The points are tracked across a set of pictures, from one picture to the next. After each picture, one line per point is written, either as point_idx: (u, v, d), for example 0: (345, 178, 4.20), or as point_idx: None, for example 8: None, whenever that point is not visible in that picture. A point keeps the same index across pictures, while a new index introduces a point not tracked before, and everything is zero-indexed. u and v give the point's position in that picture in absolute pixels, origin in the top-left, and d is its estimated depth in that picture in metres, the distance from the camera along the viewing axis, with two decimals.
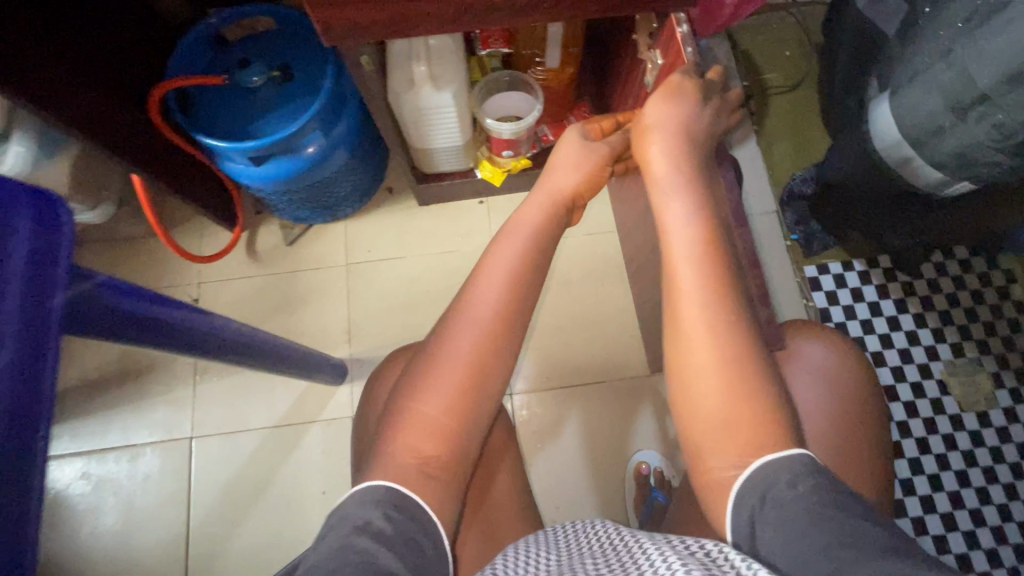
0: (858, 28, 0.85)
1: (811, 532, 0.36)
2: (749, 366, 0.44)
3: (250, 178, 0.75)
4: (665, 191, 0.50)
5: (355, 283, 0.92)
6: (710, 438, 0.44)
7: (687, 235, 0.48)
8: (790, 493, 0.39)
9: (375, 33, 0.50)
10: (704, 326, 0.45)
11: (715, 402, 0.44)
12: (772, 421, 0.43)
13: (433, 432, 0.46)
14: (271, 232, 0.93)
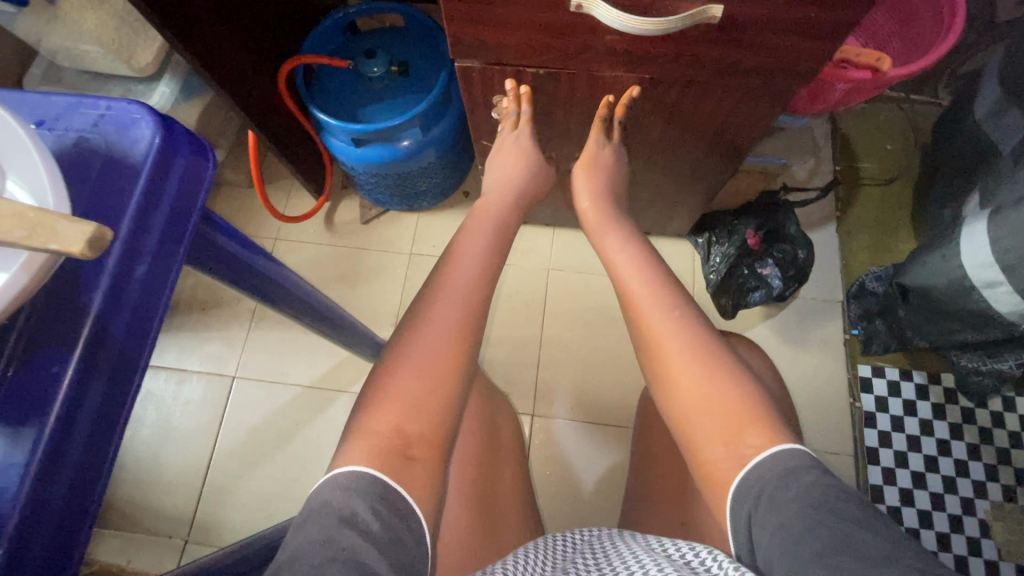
0: (973, 139, 0.83)
1: (801, 536, 0.34)
2: (713, 354, 0.47)
3: (348, 156, 0.81)
4: (601, 231, 0.62)
5: (414, 272, 0.96)
6: (698, 433, 0.45)
7: (624, 256, 0.57)
8: (782, 491, 0.37)
9: (498, 53, 0.55)
10: (658, 316, 0.50)
11: (699, 392, 0.46)
12: (750, 403, 0.44)
13: (422, 360, 0.45)
14: (350, 208, 1.00)
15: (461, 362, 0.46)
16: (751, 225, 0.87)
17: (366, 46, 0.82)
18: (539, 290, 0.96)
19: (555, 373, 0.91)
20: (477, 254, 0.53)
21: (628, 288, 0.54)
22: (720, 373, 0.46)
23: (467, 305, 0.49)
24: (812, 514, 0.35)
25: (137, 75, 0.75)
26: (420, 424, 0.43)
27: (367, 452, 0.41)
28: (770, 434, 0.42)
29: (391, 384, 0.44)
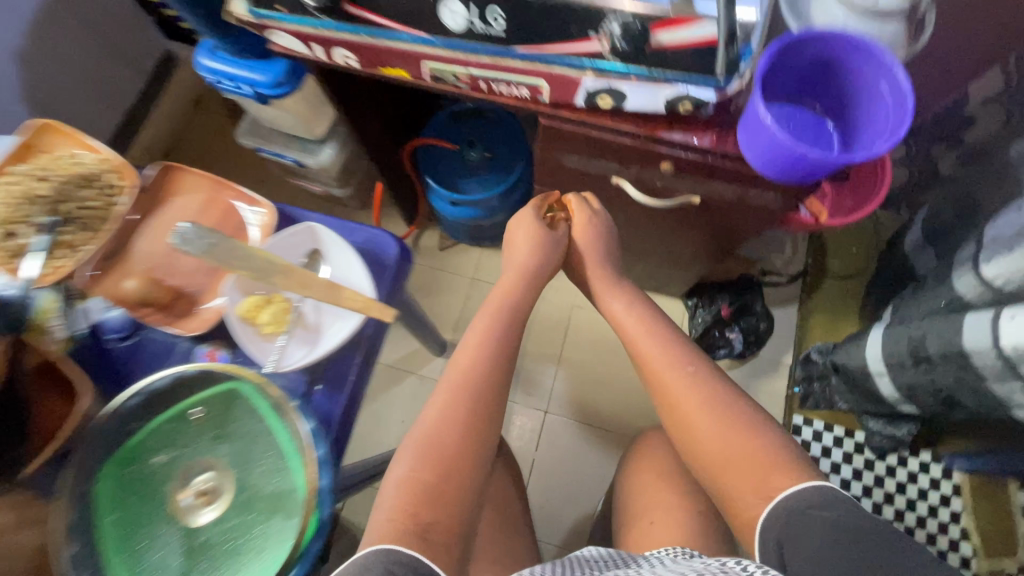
0: (901, 262, 1.11)
1: (832, 550, 0.50)
2: (730, 407, 0.65)
3: (443, 210, 1.13)
4: (609, 296, 0.80)
5: (473, 292, 1.29)
6: (726, 481, 0.62)
7: (633, 317, 0.77)
8: (807, 519, 0.54)
9: (561, 187, 0.85)
10: (677, 377, 0.69)
11: (723, 445, 0.63)
12: (766, 449, 0.61)
13: (469, 404, 0.67)
14: (432, 237, 1.32)
15: (460, 454, 0.64)
16: (728, 299, 1.18)
17: (466, 133, 1.14)
18: (564, 320, 1.27)
19: (566, 384, 1.23)
20: (462, 368, 0.70)
21: (648, 343, 0.73)
22: (738, 429, 0.63)
23: (453, 407, 0.67)
24: (835, 535, 0.51)
25: (314, 138, 1.08)
26: (435, 511, 0.60)
27: (385, 533, 0.57)
28: (789, 475, 0.58)
29: (407, 475, 0.62)
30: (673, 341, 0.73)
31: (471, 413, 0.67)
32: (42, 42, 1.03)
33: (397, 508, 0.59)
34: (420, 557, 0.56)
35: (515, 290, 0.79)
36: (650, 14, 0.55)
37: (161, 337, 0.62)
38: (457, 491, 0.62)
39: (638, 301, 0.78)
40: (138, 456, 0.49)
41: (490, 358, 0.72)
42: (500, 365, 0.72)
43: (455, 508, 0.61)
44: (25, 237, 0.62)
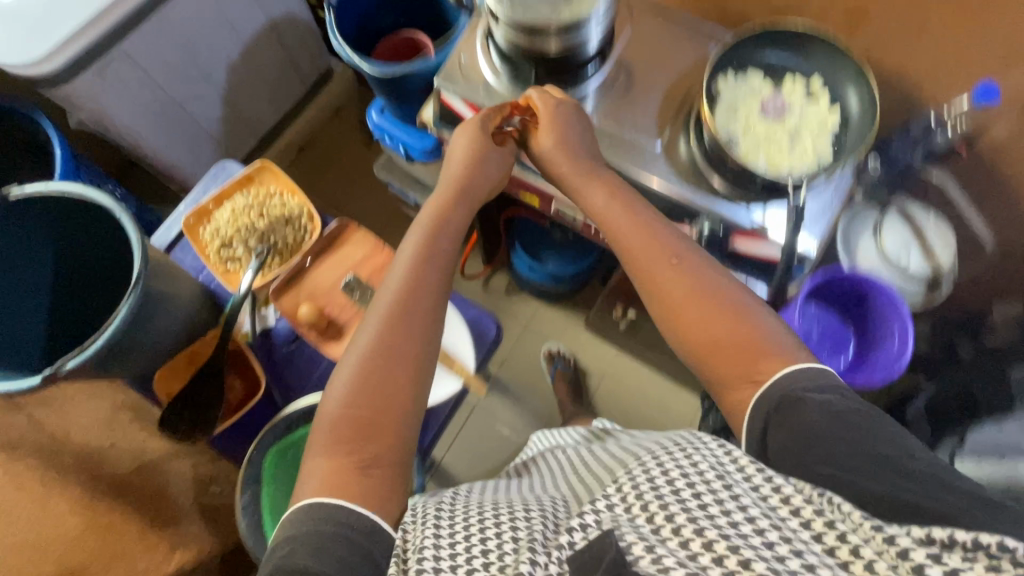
0: None
1: (828, 428, 0.49)
2: (714, 295, 0.61)
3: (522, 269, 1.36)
4: (582, 188, 0.71)
5: (524, 336, 1.48)
6: (708, 363, 0.59)
7: (615, 198, 0.69)
8: (802, 402, 0.51)
9: None
10: (668, 275, 0.63)
11: (713, 330, 0.59)
12: (755, 332, 0.58)
13: (415, 306, 0.63)
14: (503, 279, 1.52)
15: (395, 379, 0.60)
16: None
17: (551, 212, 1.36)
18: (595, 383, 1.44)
19: None
20: (393, 290, 0.64)
21: (630, 235, 0.67)
22: (717, 313, 0.60)
23: (383, 340, 0.61)
24: (839, 429, 0.49)
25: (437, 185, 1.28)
26: (376, 442, 0.57)
27: (330, 477, 0.54)
28: (781, 357, 0.56)
29: (340, 410, 0.58)
30: (655, 228, 0.66)
31: (408, 333, 0.62)
32: (248, 57, 1.26)
33: (332, 441, 0.56)
34: (347, 504, 0.52)
35: (451, 218, 0.71)
36: (736, 225, 0.73)
37: (313, 349, 0.84)
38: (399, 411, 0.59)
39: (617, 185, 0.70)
40: (295, 446, 0.71)
41: (431, 275, 0.66)
42: (443, 278, 0.67)
43: (402, 427, 0.59)
44: (242, 256, 0.85)
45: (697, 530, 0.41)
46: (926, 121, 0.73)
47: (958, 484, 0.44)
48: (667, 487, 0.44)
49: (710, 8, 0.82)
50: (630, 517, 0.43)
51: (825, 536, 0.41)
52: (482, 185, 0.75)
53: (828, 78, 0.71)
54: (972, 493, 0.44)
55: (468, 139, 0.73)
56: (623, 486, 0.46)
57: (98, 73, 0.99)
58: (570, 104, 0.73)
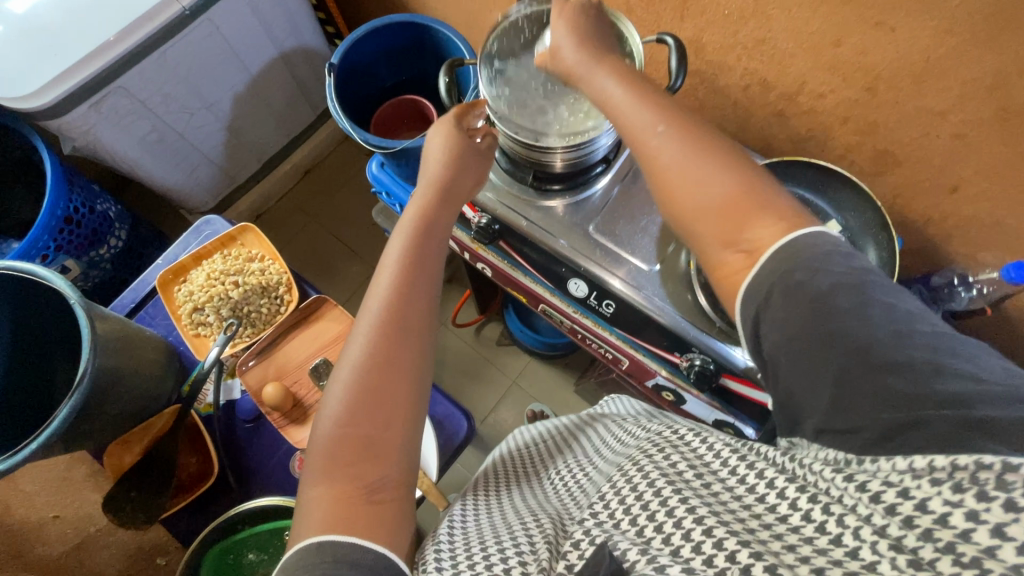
0: None
1: (857, 324, 0.35)
2: (699, 149, 0.46)
3: (514, 329, 1.38)
4: (586, 69, 0.54)
5: (510, 393, 1.42)
6: (698, 231, 0.45)
7: (618, 87, 0.52)
8: (830, 260, 0.38)
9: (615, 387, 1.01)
10: (660, 145, 0.47)
11: (700, 183, 0.45)
12: (750, 189, 0.43)
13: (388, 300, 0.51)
14: (496, 329, 1.48)
15: (391, 369, 0.48)
16: None
17: None
18: None
19: None
20: (386, 291, 0.51)
21: (622, 114, 0.50)
22: (712, 168, 0.45)
23: (388, 340, 0.49)
24: (864, 342, 0.35)
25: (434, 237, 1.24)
26: (381, 465, 0.44)
27: (327, 514, 0.41)
28: (783, 218, 0.41)
29: (337, 427, 0.45)
30: (664, 99, 0.50)
31: (415, 331, 0.50)
32: (255, 86, 1.24)
33: (329, 468, 0.43)
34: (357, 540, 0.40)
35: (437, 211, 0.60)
36: (728, 366, 0.66)
37: (274, 429, 0.81)
38: (409, 409, 0.47)
39: (626, 71, 0.53)
40: (234, 550, 0.69)
41: (427, 254, 0.56)
42: (440, 266, 0.57)
43: (409, 439, 0.47)
44: (213, 322, 0.82)
45: (687, 530, 0.34)
46: (950, 275, 0.67)
47: (962, 367, 0.32)
48: (648, 487, 0.39)
49: (729, 118, 0.76)
50: (622, 529, 0.37)
51: (813, 514, 0.33)
52: (466, 188, 0.64)
53: (849, 224, 0.64)
54: (979, 377, 0.32)
55: (446, 138, 0.63)
56: (609, 501, 0.40)
57: (93, 107, 0.96)
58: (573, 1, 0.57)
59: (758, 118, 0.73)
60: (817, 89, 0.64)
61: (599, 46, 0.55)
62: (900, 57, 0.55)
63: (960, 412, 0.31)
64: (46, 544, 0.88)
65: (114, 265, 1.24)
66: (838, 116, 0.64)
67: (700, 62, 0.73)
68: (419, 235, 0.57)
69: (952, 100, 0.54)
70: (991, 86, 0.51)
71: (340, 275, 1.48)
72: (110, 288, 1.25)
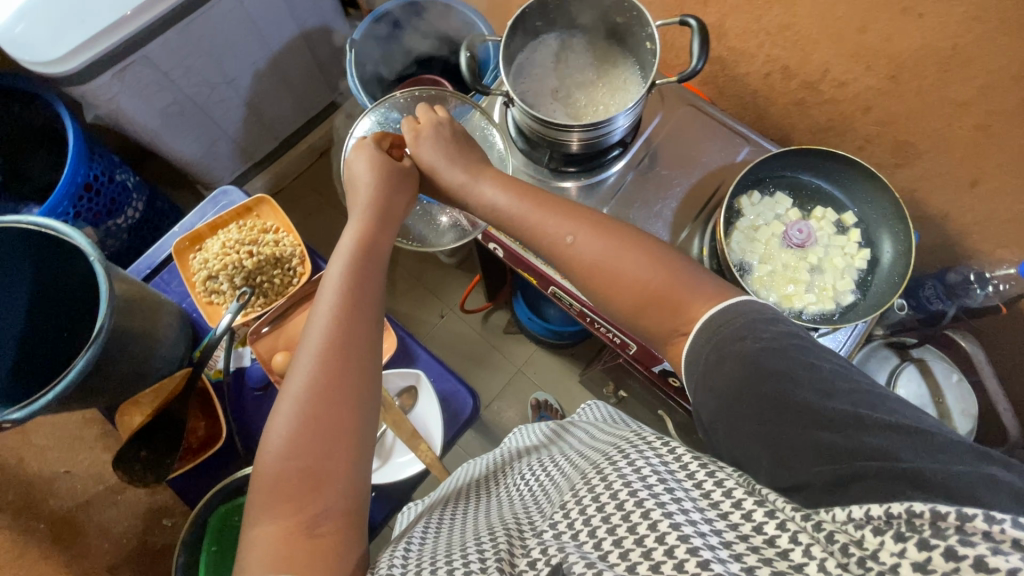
0: None
1: (786, 394, 0.36)
2: (621, 245, 0.49)
3: (522, 316, 1.38)
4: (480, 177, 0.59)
5: (514, 380, 1.42)
6: (639, 323, 0.48)
7: (508, 188, 0.57)
8: (729, 342, 0.40)
9: None
10: (555, 237, 0.52)
11: (631, 277, 0.48)
12: (675, 278, 0.46)
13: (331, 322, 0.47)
14: (503, 316, 1.48)
15: (337, 384, 0.45)
16: None
17: None
18: None
19: None
20: (332, 304, 0.48)
21: (527, 220, 0.54)
22: (636, 259, 0.48)
23: (330, 358, 0.45)
24: (789, 415, 0.36)
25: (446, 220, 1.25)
26: (324, 496, 0.40)
27: (271, 554, 0.37)
28: (706, 299, 0.44)
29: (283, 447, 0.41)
30: (560, 205, 0.54)
31: (360, 348, 0.47)
32: (275, 63, 1.25)
33: (274, 501, 0.40)
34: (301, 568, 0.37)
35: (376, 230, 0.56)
36: None
37: None
38: (354, 427, 0.44)
39: (511, 183, 0.58)
40: (240, 511, 0.70)
41: (369, 273, 0.52)
42: (382, 281, 0.53)
43: (356, 458, 0.43)
44: (226, 291, 0.83)
45: (648, 547, 0.32)
46: (967, 272, 0.67)
47: (886, 418, 0.33)
48: (610, 497, 0.35)
49: (748, 107, 0.76)
50: (579, 542, 0.34)
51: (778, 540, 0.31)
52: (402, 208, 0.60)
53: (865, 216, 0.66)
54: (904, 428, 0.33)
55: (371, 161, 0.60)
56: (570, 508, 0.37)
57: (116, 75, 0.98)
58: (446, 124, 0.64)
59: (777, 106, 0.72)
60: (839, 77, 0.63)
61: (466, 159, 0.61)
62: (926, 44, 0.54)
63: (890, 463, 0.31)
64: (59, 498, 0.89)
65: (130, 234, 1.26)
66: (859, 105, 0.64)
67: (721, 48, 0.72)
68: (365, 245, 0.54)
69: (976, 89, 0.54)
70: (1019, 74, 0.50)
71: None
72: (125, 257, 1.27)
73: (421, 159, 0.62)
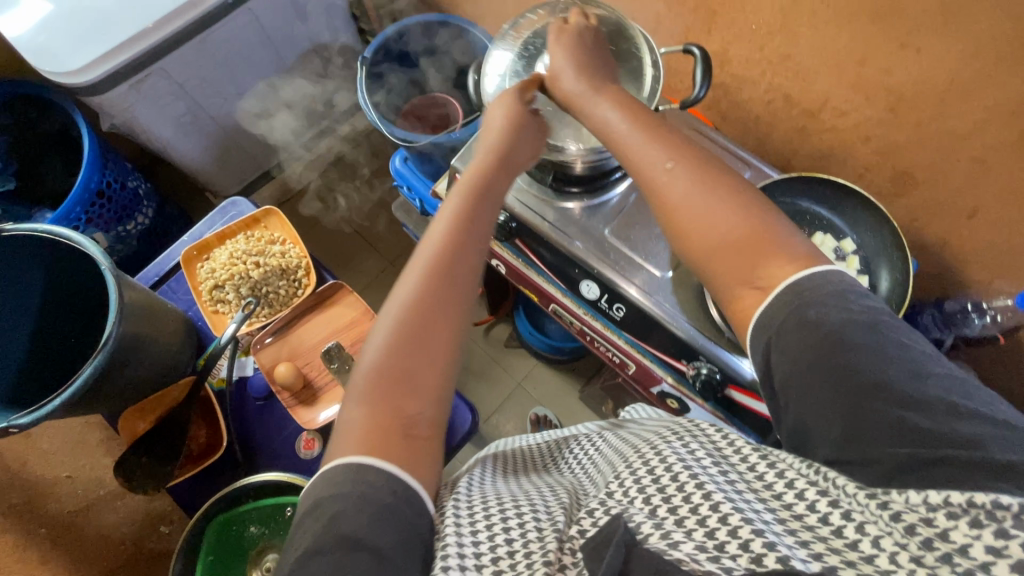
0: None
1: (881, 353, 0.38)
2: (714, 189, 0.50)
3: (523, 330, 1.39)
4: (600, 104, 0.58)
5: (514, 394, 1.43)
6: (708, 266, 0.49)
7: (624, 126, 0.56)
8: (833, 295, 0.42)
9: None
10: (658, 180, 0.52)
11: (716, 220, 0.49)
12: (763, 228, 0.47)
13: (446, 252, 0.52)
14: (505, 329, 1.49)
15: (440, 311, 0.49)
16: None
17: None
18: None
19: None
20: (436, 245, 0.52)
21: (637, 156, 0.55)
22: (723, 205, 0.49)
23: (429, 290, 0.49)
24: (880, 374, 0.38)
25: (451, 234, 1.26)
26: (419, 402, 0.46)
27: (363, 439, 0.42)
28: (790, 261, 0.45)
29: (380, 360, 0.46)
30: (672, 138, 0.54)
31: (458, 292, 0.51)
32: (288, 76, 1.27)
33: (374, 393, 0.45)
34: (388, 466, 0.41)
35: (494, 173, 0.60)
36: (733, 376, 0.67)
37: (284, 407, 0.83)
38: (441, 369, 0.48)
39: (628, 103, 0.58)
40: (237, 522, 0.69)
41: (482, 211, 0.57)
42: (494, 223, 0.57)
43: (443, 383, 0.48)
44: (232, 300, 0.84)
45: (703, 515, 0.36)
46: (964, 301, 0.67)
47: (977, 408, 0.35)
48: (666, 472, 0.40)
49: (751, 131, 0.77)
50: (636, 504, 0.39)
51: (831, 517, 0.35)
52: (521, 159, 0.64)
53: (864, 245, 0.65)
54: (991, 420, 0.35)
55: (508, 112, 0.63)
56: (626, 480, 0.41)
57: (133, 86, 1.00)
58: (587, 49, 0.64)
59: (779, 132, 0.73)
60: (839, 107, 0.64)
61: (602, 83, 0.60)
62: (925, 79, 0.55)
63: (977, 453, 0.33)
64: (58, 501, 0.90)
65: (140, 240, 1.28)
66: (859, 134, 0.65)
67: (725, 75, 0.74)
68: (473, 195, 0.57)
69: (974, 123, 0.55)
70: (1014, 111, 0.51)
71: (355, 266, 1.50)
72: (133, 262, 1.28)
73: (559, 82, 0.62)
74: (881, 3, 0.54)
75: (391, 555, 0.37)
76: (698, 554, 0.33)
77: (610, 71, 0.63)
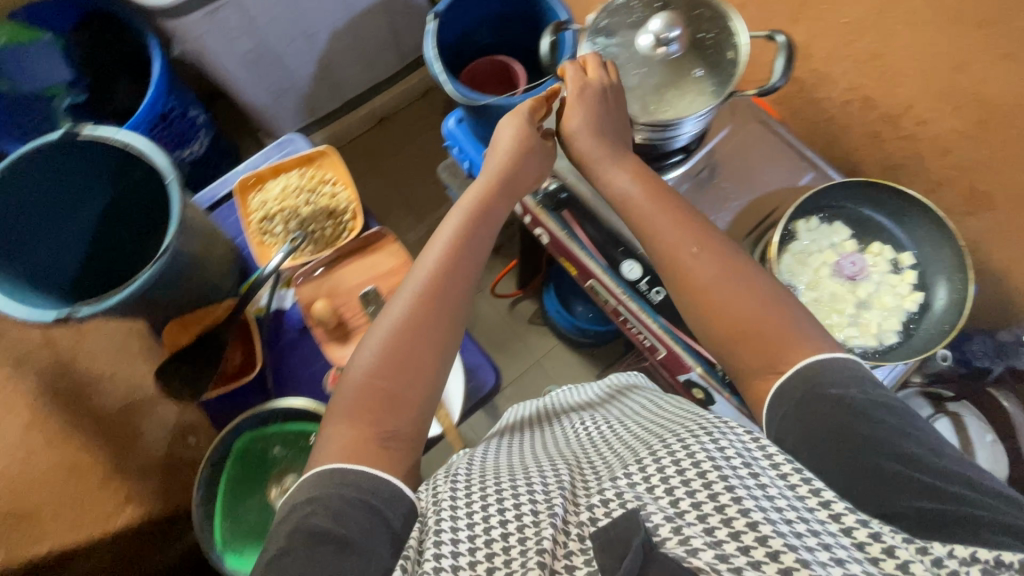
0: None
1: (890, 428, 0.44)
2: (729, 274, 0.58)
3: (552, 306, 1.39)
4: (607, 162, 0.66)
5: (531, 370, 1.44)
6: (733, 350, 0.55)
7: (639, 184, 0.65)
8: (853, 381, 0.48)
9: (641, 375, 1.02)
10: (688, 250, 0.60)
11: (738, 310, 0.55)
12: (781, 321, 0.54)
13: (435, 280, 0.59)
14: (530, 307, 1.49)
15: (426, 335, 0.56)
16: None
17: None
18: None
19: None
20: (435, 261, 0.60)
21: (649, 217, 0.63)
22: (742, 290, 0.56)
23: (421, 309, 0.57)
24: (895, 445, 0.43)
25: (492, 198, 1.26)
26: (399, 418, 0.53)
27: (344, 449, 0.49)
28: (807, 348, 0.51)
29: (374, 367, 0.54)
30: (683, 214, 0.62)
31: (450, 306, 0.58)
32: (353, 25, 1.28)
33: (354, 412, 0.52)
34: (364, 469, 0.47)
35: (492, 198, 0.66)
36: None
37: (316, 342, 0.85)
38: (430, 372, 0.56)
39: (643, 173, 0.66)
40: (263, 441, 0.73)
41: (476, 237, 0.63)
42: (484, 252, 0.64)
43: (427, 394, 0.55)
44: (279, 233, 0.87)
45: (729, 516, 0.35)
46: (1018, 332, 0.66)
47: (982, 480, 0.40)
48: (694, 468, 0.39)
49: (820, 133, 0.75)
50: (654, 497, 0.38)
51: (870, 547, 0.35)
52: (526, 180, 0.70)
53: (923, 259, 0.64)
54: (997, 492, 0.39)
55: (518, 129, 0.68)
56: (647, 469, 0.41)
57: (208, 15, 1.02)
58: (608, 89, 0.67)
59: (851, 136, 0.71)
60: (922, 115, 0.62)
61: (608, 140, 0.67)
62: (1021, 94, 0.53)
63: (982, 513, 0.38)
64: None
65: (192, 168, 1.31)
66: (937, 146, 0.63)
67: (803, 70, 0.72)
68: (478, 210, 0.65)
69: None
70: None
71: (393, 224, 1.52)
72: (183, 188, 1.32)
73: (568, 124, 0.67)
74: (988, 7, 0.52)
75: (356, 543, 0.42)
76: (718, 563, 0.33)
77: (634, 103, 0.64)
